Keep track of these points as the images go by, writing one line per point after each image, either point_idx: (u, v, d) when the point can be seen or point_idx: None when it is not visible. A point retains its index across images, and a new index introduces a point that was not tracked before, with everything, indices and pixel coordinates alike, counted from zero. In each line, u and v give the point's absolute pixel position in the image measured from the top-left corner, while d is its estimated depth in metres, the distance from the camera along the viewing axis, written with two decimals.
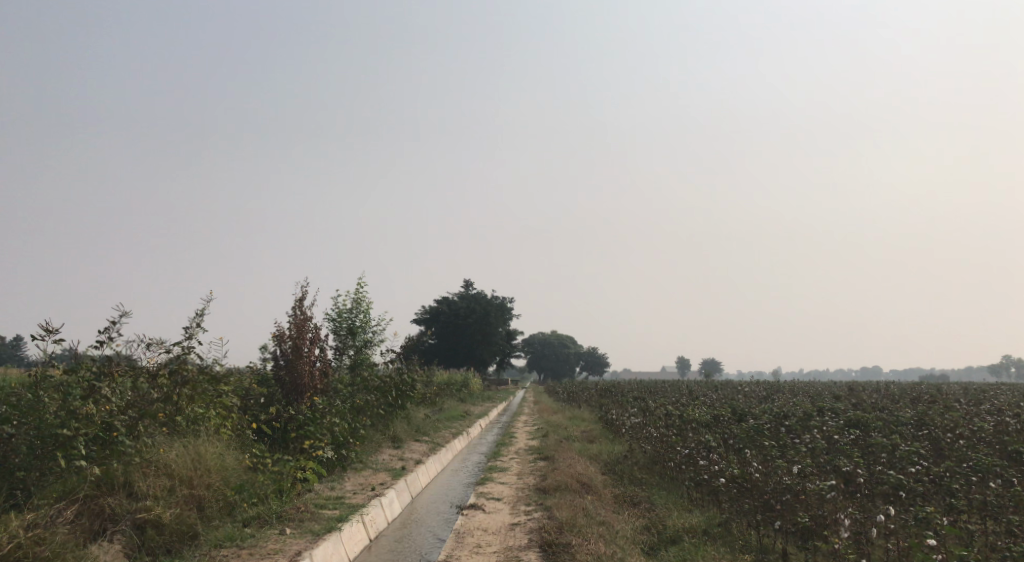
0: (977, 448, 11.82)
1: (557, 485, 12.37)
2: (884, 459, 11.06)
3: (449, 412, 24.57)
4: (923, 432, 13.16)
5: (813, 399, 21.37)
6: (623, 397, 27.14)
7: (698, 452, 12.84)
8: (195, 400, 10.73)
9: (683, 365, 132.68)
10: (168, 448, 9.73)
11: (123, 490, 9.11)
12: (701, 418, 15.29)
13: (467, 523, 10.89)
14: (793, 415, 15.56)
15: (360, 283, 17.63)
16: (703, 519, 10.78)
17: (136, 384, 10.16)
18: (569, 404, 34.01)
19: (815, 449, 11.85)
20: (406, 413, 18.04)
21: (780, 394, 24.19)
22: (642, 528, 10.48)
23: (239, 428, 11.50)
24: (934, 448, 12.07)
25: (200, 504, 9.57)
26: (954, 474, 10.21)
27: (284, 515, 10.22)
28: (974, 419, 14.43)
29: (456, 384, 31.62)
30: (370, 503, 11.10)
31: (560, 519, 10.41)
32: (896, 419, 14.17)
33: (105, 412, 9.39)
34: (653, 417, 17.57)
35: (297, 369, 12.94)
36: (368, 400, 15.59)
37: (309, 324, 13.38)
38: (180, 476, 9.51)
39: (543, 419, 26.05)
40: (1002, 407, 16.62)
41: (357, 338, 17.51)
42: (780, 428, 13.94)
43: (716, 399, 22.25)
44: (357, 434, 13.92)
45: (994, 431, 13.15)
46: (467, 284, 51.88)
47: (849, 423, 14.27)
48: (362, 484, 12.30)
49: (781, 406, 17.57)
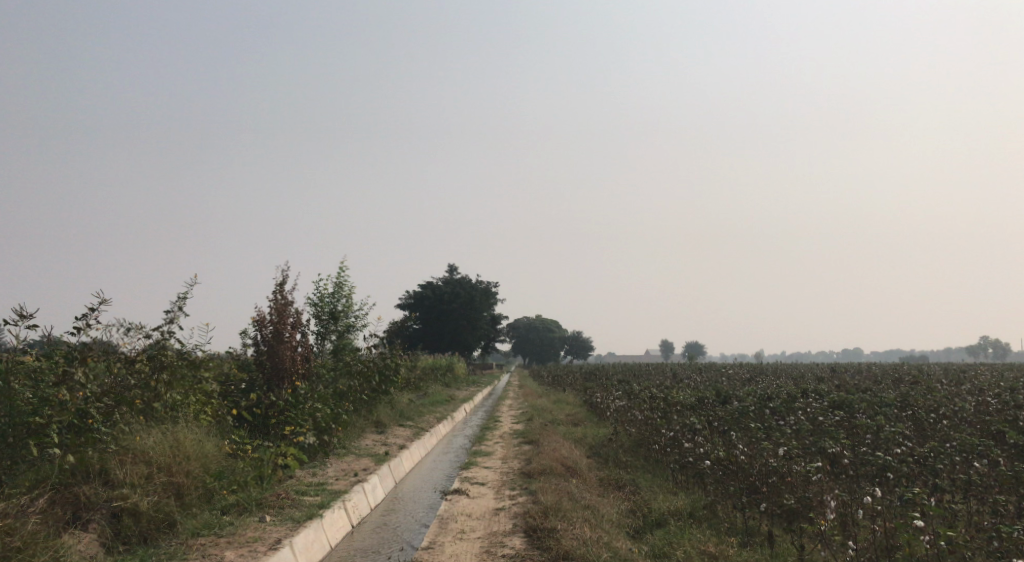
0: (960, 428, 11.81)
1: (541, 469, 12.29)
2: (869, 441, 11.01)
3: (433, 396, 24.42)
4: (906, 412, 13.16)
5: (795, 381, 21.39)
6: (608, 381, 27.11)
7: (683, 435, 12.80)
8: (174, 386, 10.52)
9: (666, 349, 133.27)
10: (145, 435, 9.55)
11: (98, 478, 8.93)
12: (686, 401, 15.24)
13: (451, 508, 10.77)
14: (777, 397, 15.55)
15: (343, 266, 17.40)
16: (688, 502, 10.70)
17: (111, 370, 9.96)
18: (553, 388, 33.96)
19: (800, 431, 11.81)
20: (389, 397, 17.89)
21: (762, 377, 24.11)
22: (627, 511, 10.40)
23: (219, 414, 11.33)
24: (917, 429, 12.06)
25: (180, 491, 9.41)
26: (939, 454, 10.18)
27: (264, 502, 10.07)
28: (956, 399, 14.45)
29: (440, 368, 31.45)
30: (353, 488, 10.97)
31: (545, 503, 10.32)
32: (879, 400, 14.17)
33: (81, 399, 9.19)
34: (639, 399, 17.51)
35: (278, 354, 12.75)
36: (351, 385, 15.43)
37: (291, 308, 13.19)
38: (158, 463, 9.33)
39: (528, 403, 25.96)
40: (983, 387, 16.72)
41: (339, 322, 17.27)
42: (764, 410, 13.89)
43: (700, 381, 22.23)
44: (340, 420, 13.78)
45: (975, 411, 13.17)
46: (452, 268, 51.65)
47: (833, 405, 14.28)
48: (345, 469, 12.17)
49: (764, 388, 17.58)
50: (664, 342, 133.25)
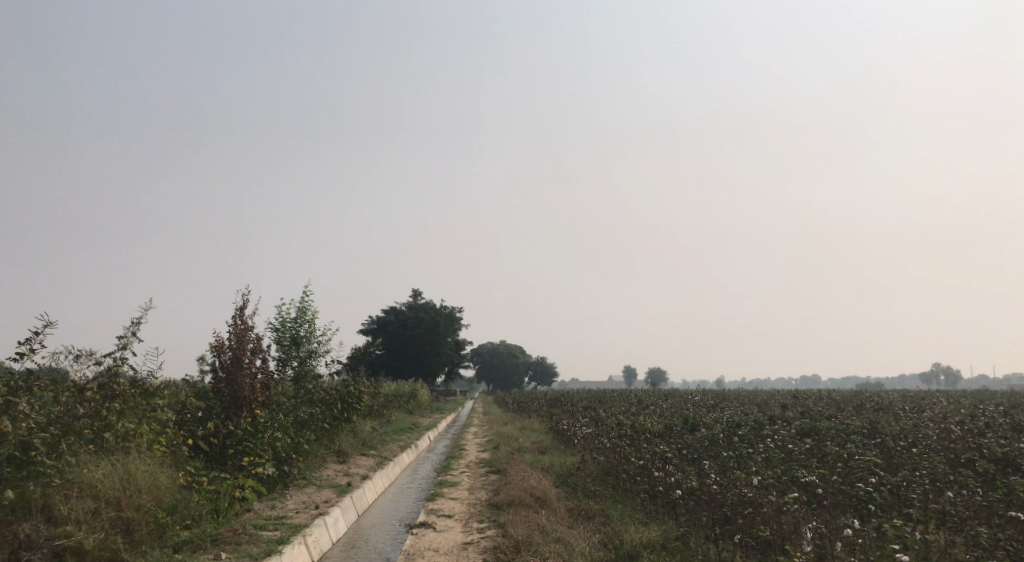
0: (929, 455, 11.72)
1: (509, 500, 11.95)
2: (841, 469, 10.83)
3: (397, 424, 23.97)
4: (873, 439, 13.06)
5: (759, 409, 21.25)
6: (573, 407, 26.87)
7: (653, 463, 12.58)
8: (127, 415, 10.05)
9: (631, 375, 133.62)
10: (93, 467, 9.11)
11: (41, 514, 8.49)
12: (653, 429, 15.03)
13: (417, 543, 10.37)
14: (744, 424, 15.39)
15: (306, 290, 16.99)
16: (660, 533, 10.43)
17: (58, 400, 9.58)
18: (517, 415, 33.51)
19: (771, 459, 11.61)
20: (352, 425, 17.44)
21: (727, 404, 24.03)
22: (599, 543, 10.08)
23: (175, 444, 10.81)
24: (887, 457, 11.92)
25: (129, 527, 8.96)
26: (912, 482, 10.02)
27: (220, 538, 9.58)
28: (920, 426, 14.41)
29: (404, 396, 30.99)
30: (314, 522, 10.52)
31: (515, 537, 10.00)
32: (846, 427, 14.04)
33: (24, 430, 8.85)
34: (605, 427, 17.25)
35: (237, 381, 12.29)
36: (311, 413, 14.97)
37: (250, 333, 12.76)
38: (107, 497, 8.91)
39: (493, 430, 25.62)
40: (944, 414, 16.77)
41: (301, 348, 16.82)
42: (733, 437, 13.72)
43: (665, 408, 22.07)
44: (301, 450, 13.31)
45: (941, 438, 13.11)
46: (416, 293, 51.15)
47: (801, 433, 14.14)
48: (305, 502, 11.72)
49: (730, 415, 17.41)
50: (629, 370, 133.47)
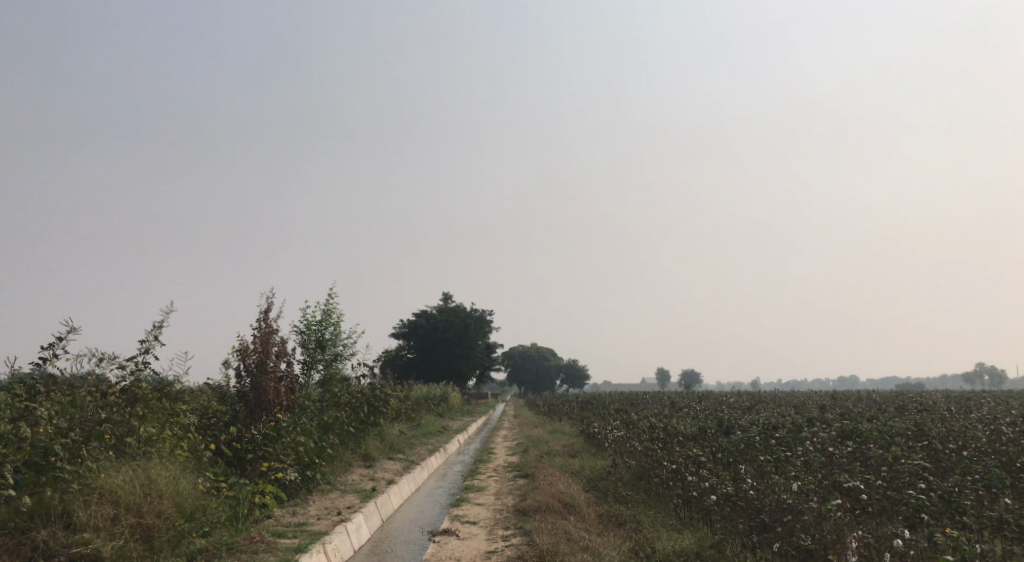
0: (979, 459, 11.13)
1: (537, 506, 11.60)
2: (888, 474, 10.27)
3: (426, 427, 23.69)
4: (919, 442, 12.47)
5: (797, 410, 20.66)
6: (606, 410, 26.45)
7: (686, 467, 12.09)
8: (150, 420, 9.85)
9: (664, 377, 132.50)
10: (113, 473, 8.90)
11: (60, 521, 8.32)
12: (687, 433, 14.58)
13: (438, 551, 10.03)
14: (782, 427, 14.84)
15: (331, 293, 16.72)
16: (694, 541, 10.00)
17: (79, 404, 9.43)
18: (549, 417, 33.11)
19: (811, 463, 11.12)
20: (379, 429, 17.18)
21: (764, 405, 23.48)
22: (629, 552, 9.63)
23: (198, 449, 10.61)
24: (934, 461, 11.36)
25: (149, 533, 8.72)
26: (964, 488, 9.42)
27: (235, 546, 9.31)
28: (967, 427, 13.75)
29: (434, 399, 30.72)
30: (334, 529, 10.25)
31: (541, 546, 9.61)
32: (889, 429, 13.47)
33: (44, 436, 8.71)
34: (637, 430, 16.77)
35: (261, 386, 12.06)
36: (337, 417, 14.70)
37: (275, 335, 12.53)
38: (127, 503, 8.69)
39: (523, 433, 25.27)
40: (993, 415, 16.08)
41: (326, 351, 16.58)
42: (771, 439, 13.23)
43: (700, 409, 21.50)
44: (325, 455, 13.03)
45: (991, 440, 12.50)
46: (447, 297, 50.95)
47: (841, 435, 13.60)
48: (327, 508, 11.44)
49: (765, 417, 16.86)
50: (662, 371, 132.55)
